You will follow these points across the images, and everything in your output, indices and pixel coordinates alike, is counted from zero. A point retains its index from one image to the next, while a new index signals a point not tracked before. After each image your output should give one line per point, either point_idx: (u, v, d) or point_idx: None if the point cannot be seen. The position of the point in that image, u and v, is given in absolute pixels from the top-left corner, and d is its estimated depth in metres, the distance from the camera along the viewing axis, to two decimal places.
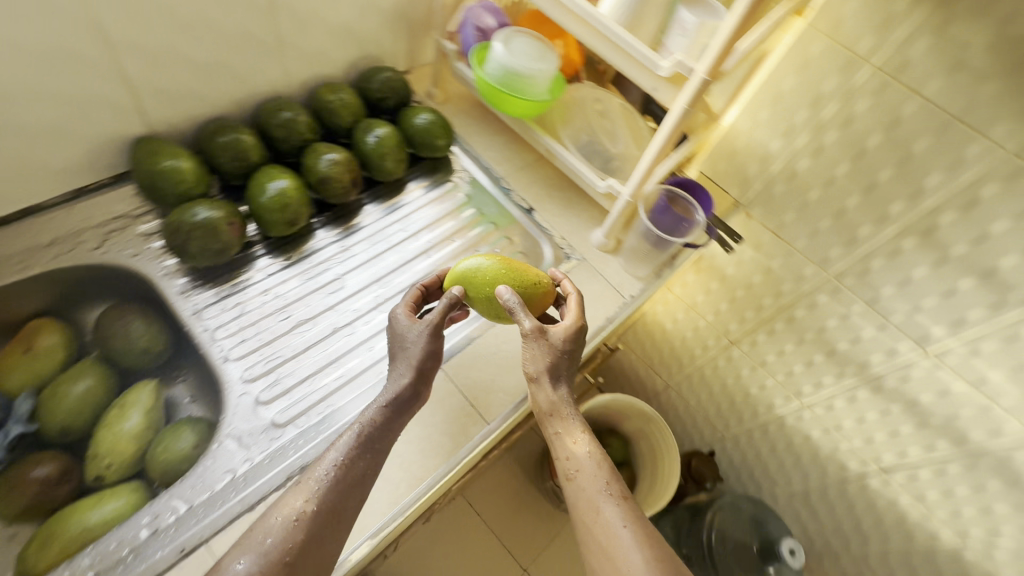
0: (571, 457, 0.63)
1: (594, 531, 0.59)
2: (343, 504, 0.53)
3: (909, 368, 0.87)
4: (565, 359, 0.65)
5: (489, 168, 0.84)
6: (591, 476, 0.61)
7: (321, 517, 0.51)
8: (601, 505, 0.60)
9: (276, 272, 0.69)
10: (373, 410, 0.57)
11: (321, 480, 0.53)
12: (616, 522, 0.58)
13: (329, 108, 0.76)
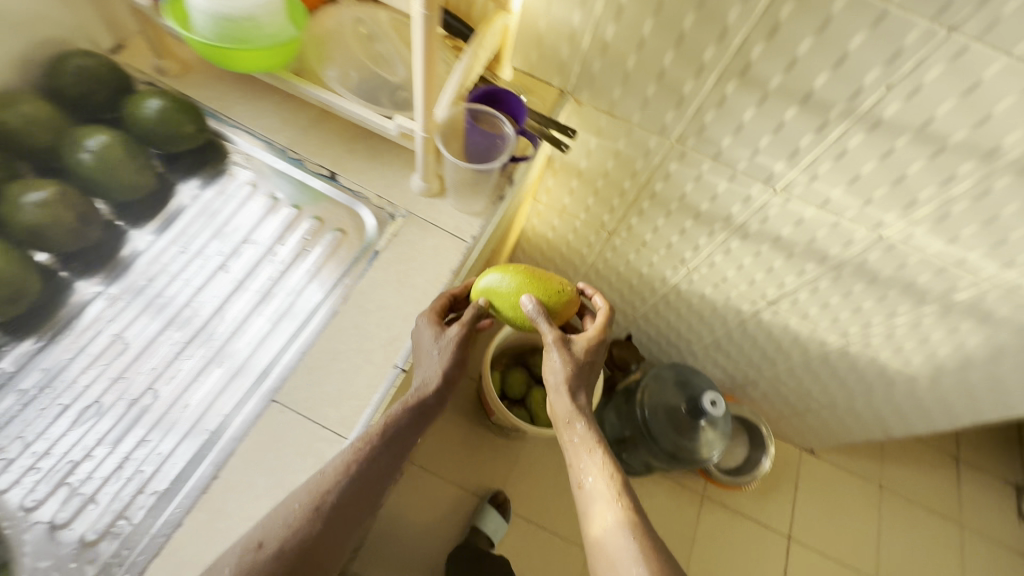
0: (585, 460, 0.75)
1: (601, 535, 0.70)
2: (351, 503, 0.50)
3: (765, 209, 0.88)
4: (585, 371, 0.79)
5: (268, 139, 0.69)
6: (603, 480, 0.73)
7: (343, 511, 0.49)
8: (605, 508, 0.71)
9: (26, 362, 0.55)
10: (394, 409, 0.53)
11: (352, 467, 0.50)
12: (623, 530, 0.68)
13: (15, 131, 0.61)
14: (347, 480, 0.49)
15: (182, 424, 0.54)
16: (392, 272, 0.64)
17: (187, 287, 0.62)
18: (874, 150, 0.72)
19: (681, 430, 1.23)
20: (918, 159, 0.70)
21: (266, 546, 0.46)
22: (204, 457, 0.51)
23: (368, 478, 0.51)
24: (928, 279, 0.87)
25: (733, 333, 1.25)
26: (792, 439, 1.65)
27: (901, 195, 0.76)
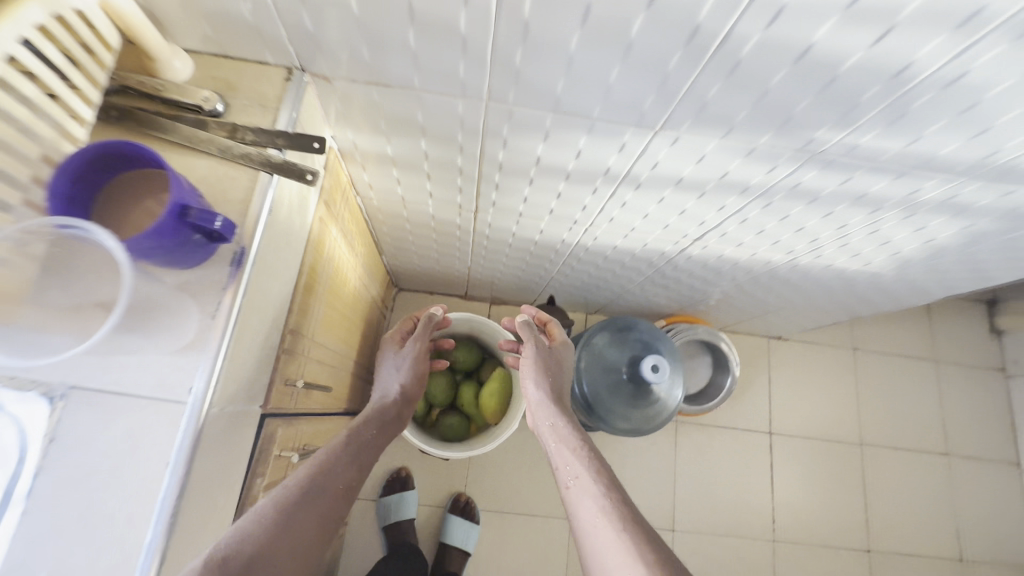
0: (568, 465, 0.66)
1: (589, 535, 0.58)
2: (307, 524, 0.53)
3: (651, 154, 0.61)
4: (562, 370, 0.85)
5: None
6: (589, 485, 0.62)
7: (303, 537, 0.52)
8: (591, 511, 0.60)
9: None
10: (339, 478, 0.58)
11: (313, 501, 0.54)
12: (620, 533, 0.56)
13: None
14: (294, 509, 0.52)
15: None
16: (63, 511, 0.40)
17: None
18: (783, 50, 0.43)
19: (631, 398, 1.05)
20: (854, 50, 0.42)
21: (228, 562, 0.44)
22: None
23: (325, 479, 0.57)
24: (884, 186, 0.63)
25: (664, 271, 1.04)
26: (756, 332, 1.52)
27: (834, 103, 0.49)
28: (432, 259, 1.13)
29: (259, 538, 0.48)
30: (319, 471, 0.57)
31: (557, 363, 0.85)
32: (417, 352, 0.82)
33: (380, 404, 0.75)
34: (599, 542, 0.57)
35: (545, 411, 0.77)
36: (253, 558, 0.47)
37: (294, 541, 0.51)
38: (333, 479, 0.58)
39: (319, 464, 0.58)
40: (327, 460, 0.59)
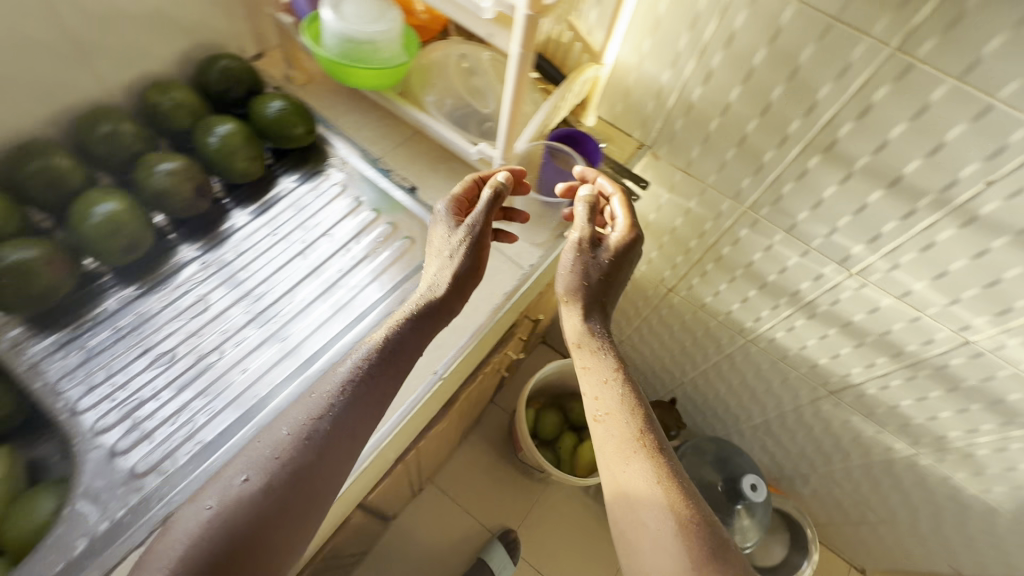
0: (614, 399, 0.56)
1: (617, 474, 0.53)
2: (330, 447, 0.48)
3: (838, 290, 0.84)
4: (615, 273, 0.61)
5: (363, 149, 0.76)
6: (627, 435, 0.54)
7: (315, 477, 0.47)
8: (631, 463, 0.53)
9: (136, 301, 0.63)
10: (356, 385, 0.51)
11: (319, 437, 0.48)
12: (652, 488, 0.50)
13: (161, 111, 0.67)
14: (314, 441, 0.48)
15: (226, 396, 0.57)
16: None
17: (205, 291, 0.65)
18: (966, 246, 0.67)
19: (717, 512, 1.16)
20: (1016, 263, 0.65)
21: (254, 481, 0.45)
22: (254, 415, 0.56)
23: (349, 403, 0.50)
24: (1020, 397, 0.78)
25: (786, 420, 1.16)
26: (838, 554, 1.48)
27: (993, 300, 0.70)
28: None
29: (275, 462, 0.46)
30: (337, 394, 0.50)
31: (607, 263, 0.60)
32: (461, 236, 0.58)
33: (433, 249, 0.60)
34: (625, 497, 0.52)
35: (587, 344, 0.59)
36: (273, 476, 0.46)
37: (315, 472, 0.47)
38: (345, 411, 0.50)
39: (338, 390, 0.51)
40: (353, 375, 0.51)
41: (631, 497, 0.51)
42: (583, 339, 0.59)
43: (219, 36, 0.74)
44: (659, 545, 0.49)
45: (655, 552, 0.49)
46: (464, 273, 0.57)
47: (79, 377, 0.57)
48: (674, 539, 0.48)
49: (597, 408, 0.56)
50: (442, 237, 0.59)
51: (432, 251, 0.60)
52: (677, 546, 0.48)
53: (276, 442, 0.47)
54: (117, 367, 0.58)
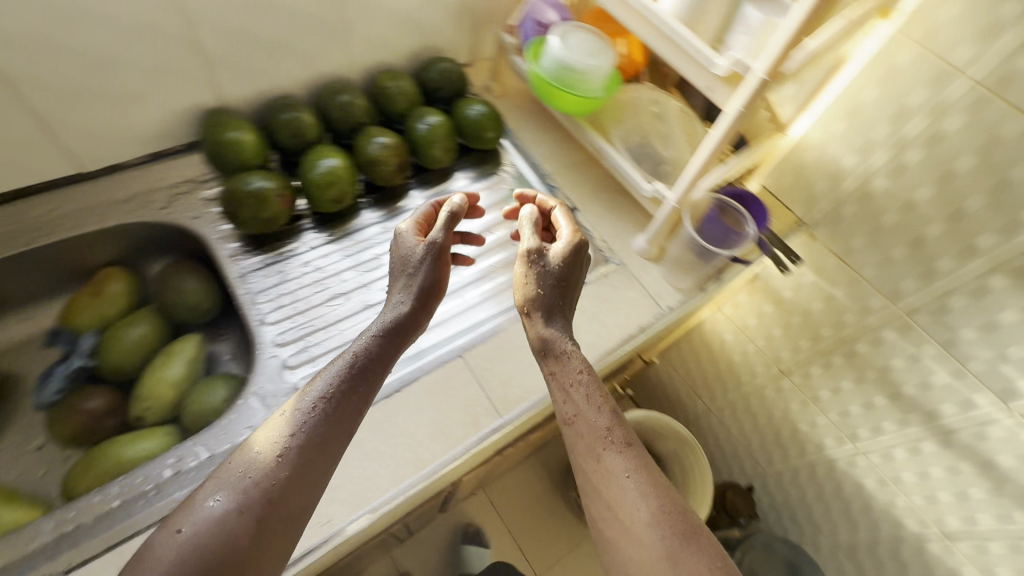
0: (575, 405, 0.51)
1: (591, 473, 0.49)
2: (306, 468, 0.44)
3: (986, 425, 0.71)
4: (563, 282, 0.57)
5: (537, 164, 0.82)
6: (592, 433, 0.50)
7: (286, 501, 0.42)
8: (606, 458, 0.48)
9: (320, 246, 0.72)
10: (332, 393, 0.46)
11: (288, 457, 0.43)
12: (629, 482, 0.47)
13: (386, 94, 0.77)
14: (283, 462, 0.43)
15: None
16: (590, 304, 0.70)
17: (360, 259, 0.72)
18: None
19: None
20: None
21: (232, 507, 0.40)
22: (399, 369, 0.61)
23: (328, 419, 0.45)
24: None
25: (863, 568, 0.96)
26: None
27: None
28: (673, 399, 1.26)
29: (241, 483, 0.42)
30: (312, 411, 0.45)
31: (559, 271, 0.57)
32: (436, 247, 0.55)
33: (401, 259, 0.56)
34: (600, 495, 0.48)
35: (558, 364, 0.54)
36: (241, 501, 0.41)
37: (288, 494, 0.42)
38: (316, 426, 0.45)
39: (310, 406, 0.46)
40: (328, 393, 0.46)
41: (606, 496, 0.47)
42: (548, 356, 0.55)
43: (445, 42, 0.84)
44: (640, 542, 0.44)
45: (635, 549, 0.45)
46: (426, 288, 0.54)
47: (270, 297, 0.67)
48: (654, 535, 0.44)
49: (566, 410, 0.52)
50: (404, 253, 0.56)
51: (392, 267, 0.57)
52: (660, 542, 0.44)
53: (240, 467, 0.43)
54: (300, 297, 0.67)
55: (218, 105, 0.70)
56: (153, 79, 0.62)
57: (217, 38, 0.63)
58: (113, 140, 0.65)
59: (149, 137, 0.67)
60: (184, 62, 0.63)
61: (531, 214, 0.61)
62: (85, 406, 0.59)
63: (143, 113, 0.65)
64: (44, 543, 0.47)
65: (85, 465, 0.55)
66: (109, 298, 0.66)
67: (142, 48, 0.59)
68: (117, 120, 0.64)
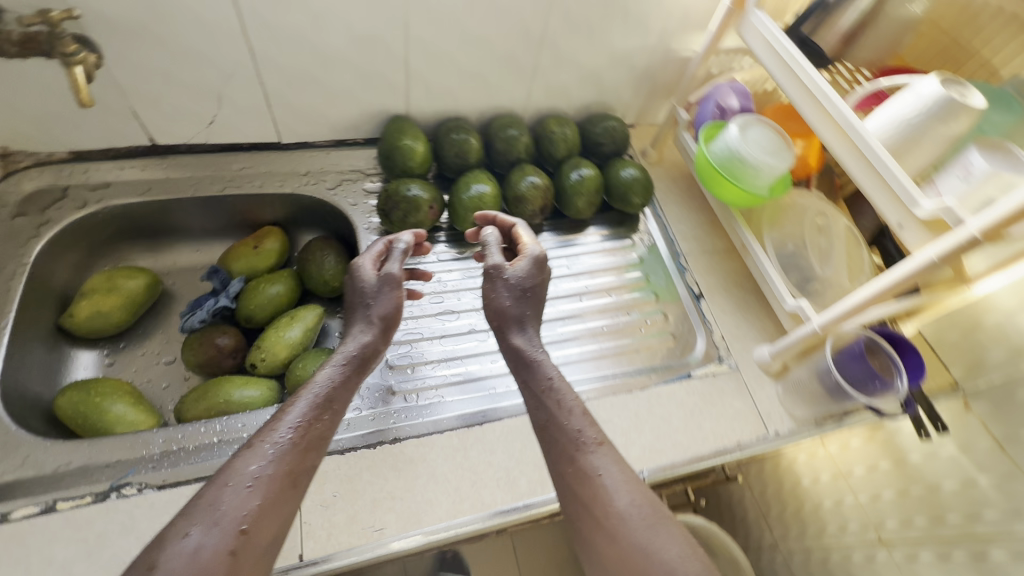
0: (550, 412, 0.49)
1: (565, 474, 0.46)
2: (277, 495, 0.41)
3: None
4: (534, 294, 0.57)
5: (674, 240, 0.80)
6: (564, 432, 0.48)
7: (258, 532, 0.39)
8: (583, 455, 0.46)
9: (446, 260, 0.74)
10: (299, 419, 0.44)
11: (261, 482, 0.40)
12: (605, 476, 0.45)
13: (550, 138, 0.80)
14: (249, 495, 0.39)
15: (475, 371, 0.64)
16: (690, 401, 0.66)
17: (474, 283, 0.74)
18: None
19: None
20: None
21: (201, 540, 0.36)
22: (487, 405, 0.61)
23: (292, 447, 0.43)
24: None
25: None
26: None
27: None
28: None
29: (210, 513, 0.38)
30: (281, 440, 0.42)
31: (525, 283, 0.57)
32: (393, 279, 0.56)
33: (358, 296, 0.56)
34: (574, 498, 0.45)
35: (536, 393, 0.51)
36: (203, 536, 0.36)
37: (260, 523, 0.39)
38: (288, 451, 0.42)
39: (281, 434, 0.43)
40: (292, 417, 0.44)
41: (580, 499, 0.44)
42: (524, 372, 0.53)
43: (619, 102, 0.85)
44: (615, 538, 0.42)
45: (612, 546, 0.42)
46: (384, 317, 0.54)
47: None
48: (629, 526, 0.42)
49: (540, 416, 0.49)
50: (356, 290, 0.56)
51: (352, 305, 0.56)
52: (635, 534, 0.42)
53: (204, 494, 0.39)
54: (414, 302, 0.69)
55: (402, 113, 0.76)
56: (361, 81, 0.70)
57: (423, 58, 0.70)
58: (311, 121, 0.74)
59: (338, 125, 0.75)
60: (389, 72, 0.70)
61: (492, 235, 0.61)
62: (216, 340, 0.66)
63: (342, 106, 0.73)
64: (150, 453, 0.53)
65: (200, 394, 0.61)
66: (263, 253, 0.74)
67: (362, 55, 0.66)
68: (322, 107, 0.72)
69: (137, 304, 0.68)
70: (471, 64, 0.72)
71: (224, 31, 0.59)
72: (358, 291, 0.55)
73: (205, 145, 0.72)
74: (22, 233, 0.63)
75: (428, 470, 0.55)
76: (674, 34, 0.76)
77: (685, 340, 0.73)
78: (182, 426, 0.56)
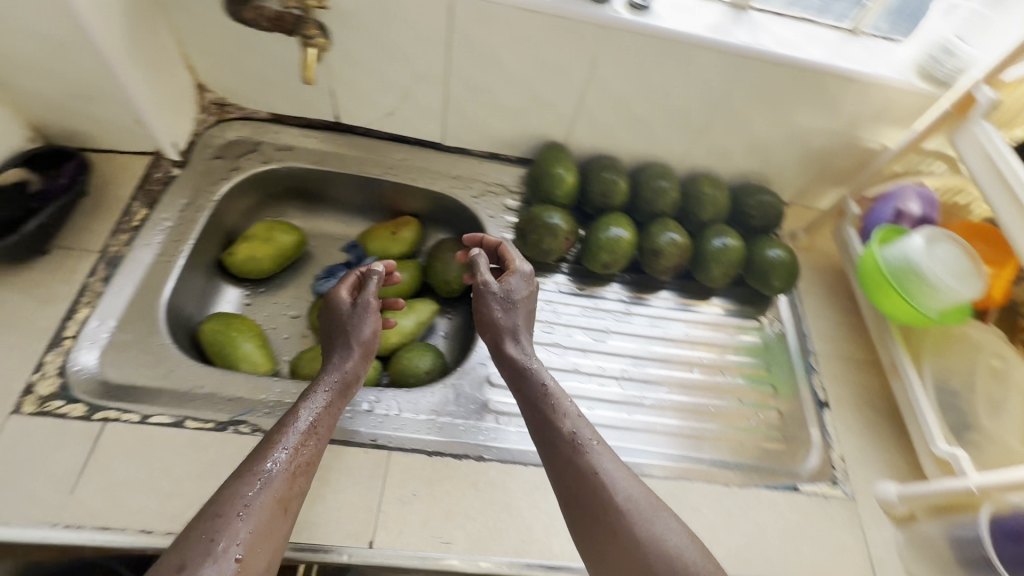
0: (546, 420, 0.52)
1: (565, 480, 0.49)
2: (272, 510, 0.43)
3: None
4: (524, 304, 0.60)
5: (807, 336, 0.74)
6: (562, 438, 0.51)
7: (256, 556, 0.41)
8: (578, 458, 0.49)
9: (564, 292, 0.74)
10: (290, 445, 0.47)
11: (255, 509, 0.42)
12: (605, 472, 0.49)
13: (699, 198, 0.77)
14: (240, 515, 0.42)
15: None
16: (791, 516, 0.59)
17: (586, 322, 0.72)
18: None
19: None
20: None
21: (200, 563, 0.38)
22: None
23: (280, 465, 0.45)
24: None
25: None
26: None
27: None
28: None
29: (205, 538, 0.40)
30: (272, 464, 0.45)
31: (515, 295, 0.60)
32: (370, 306, 0.59)
33: (339, 322, 0.58)
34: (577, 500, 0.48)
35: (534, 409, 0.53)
36: (197, 562, 0.38)
37: (257, 539, 0.41)
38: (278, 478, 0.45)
39: (270, 460, 0.45)
40: (281, 440, 0.47)
41: (581, 497, 0.48)
42: (522, 389, 0.55)
43: (780, 178, 0.81)
44: (616, 530, 0.46)
45: (612, 540, 0.46)
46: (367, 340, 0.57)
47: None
48: (630, 514, 0.46)
49: (539, 425, 0.52)
50: (334, 317, 0.59)
51: (333, 334, 0.58)
52: (635, 522, 0.46)
53: (204, 524, 0.41)
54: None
55: (560, 141, 0.78)
56: (533, 105, 0.72)
57: (597, 96, 0.70)
58: (474, 131, 0.77)
59: (498, 140, 0.78)
60: (562, 102, 0.71)
61: (481, 257, 0.61)
62: (339, 310, 0.70)
63: (508, 124, 0.75)
64: (267, 399, 0.57)
65: (314, 355, 0.65)
66: (398, 241, 0.78)
67: (543, 82, 0.68)
68: (489, 121, 0.75)
69: (284, 256, 0.75)
70: (642, 110, 0.72)
71: (431, 38, 0.64)
72: (336, 318, 0.58)
73: (378, 131, 0.78)
74: (215, 173, 0.72)
75: (504, 499, 0.54)
76: (866, 123, 0.70)
77: (795, 447, 0.66)
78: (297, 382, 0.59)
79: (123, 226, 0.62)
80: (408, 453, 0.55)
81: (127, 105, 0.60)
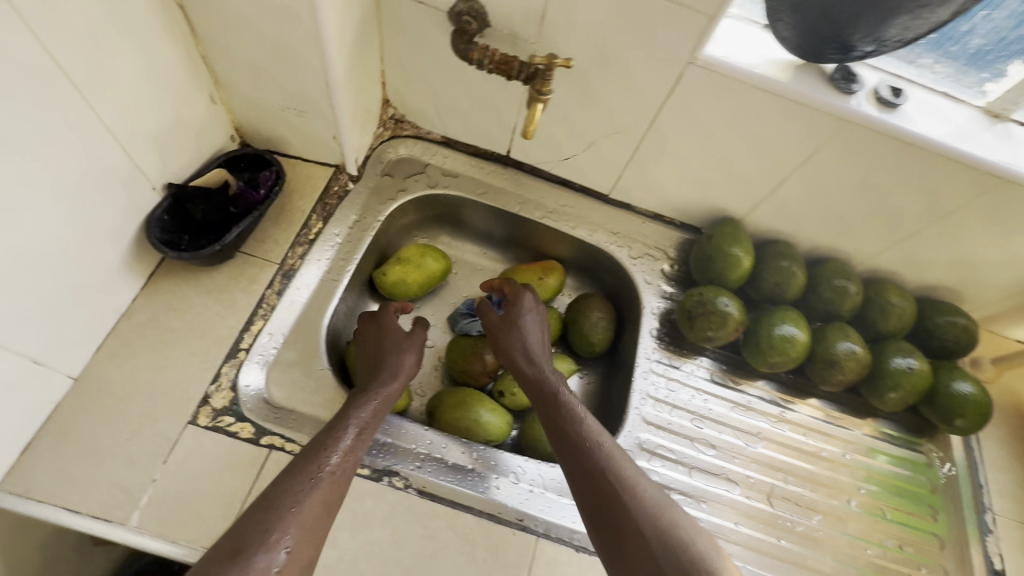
0: (577, 447, 0.49)
1: (600, 513, 0.45)
2: (320, 504, 0.40)
3: None
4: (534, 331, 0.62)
5: (983, 488, 0.65)
6: (592, 463, 0.48)
7: (303, 551, 0.37)
8: (614, 484, 0.46)
9: (715, 381, 0.69)
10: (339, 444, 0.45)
11: (305, 504, 0.39)
12: (649, 503, 0.45)
13: (882, 306, 0.69)
14: (289, 502, 0.39)
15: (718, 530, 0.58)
16: None
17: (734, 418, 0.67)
18: None
19: None
20: None
21: (256, 546, 0.35)
22: None
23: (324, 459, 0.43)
24: None
25: None
26: None
27: None
28: None
29: (258, 523, 0.37)
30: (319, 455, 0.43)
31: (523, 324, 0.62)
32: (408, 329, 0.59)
33: (379, 340, 0.58)
34: (614, 528, 0.44)
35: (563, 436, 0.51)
36: (251, 546, 0.35)
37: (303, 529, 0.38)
38: (329, 475, 0.42)
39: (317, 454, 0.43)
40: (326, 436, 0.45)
41: (618, 524, 0.44)
42: (550, 413, 0.53)
43: (973, 299, 0.72)
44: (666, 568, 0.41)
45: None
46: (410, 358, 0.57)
47: (653, 393, 0.66)
48: (667, 540, 0.43)
49: (566, 453, 0.50)
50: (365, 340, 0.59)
51: (373, 352, 0.57)
52: (672, 550, 0.42)
53: (255, 516, 0.37)
54: (676, 414, 0.65)
55: (736, 216, 0.72)
56: (724, 179, 0.67)
57: (800, 184, 0.64)
58: (647, 190, 0.73)
59: (668, 203, 0.74)
60: (757, 182, 0.66)
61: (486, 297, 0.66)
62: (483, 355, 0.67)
63: (686, 191, 0.71)
64: (417, 449, 0.55)
65: (454, 399, 0.60)
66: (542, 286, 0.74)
67: (747, 159, 0.63)
68: (667, 184, 0.71)
69: (430, 282, 0.73)
70: (845, 206, 0.65)
71: (643, 99, 0.60)
72: (374, 339, 0.58)
73: (545, 171, 0.75)
74: (384, 191, 0.71)
75: None
76: None
77: None
78: (443, 435, 0.57)
79: (301, 238, 0.62)
80: (552, 541, 0.52)
81: (331, 122, 0.59)
